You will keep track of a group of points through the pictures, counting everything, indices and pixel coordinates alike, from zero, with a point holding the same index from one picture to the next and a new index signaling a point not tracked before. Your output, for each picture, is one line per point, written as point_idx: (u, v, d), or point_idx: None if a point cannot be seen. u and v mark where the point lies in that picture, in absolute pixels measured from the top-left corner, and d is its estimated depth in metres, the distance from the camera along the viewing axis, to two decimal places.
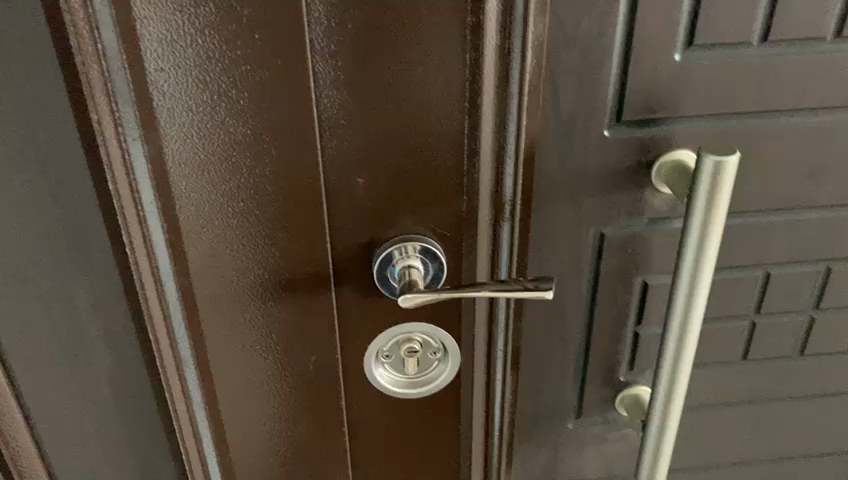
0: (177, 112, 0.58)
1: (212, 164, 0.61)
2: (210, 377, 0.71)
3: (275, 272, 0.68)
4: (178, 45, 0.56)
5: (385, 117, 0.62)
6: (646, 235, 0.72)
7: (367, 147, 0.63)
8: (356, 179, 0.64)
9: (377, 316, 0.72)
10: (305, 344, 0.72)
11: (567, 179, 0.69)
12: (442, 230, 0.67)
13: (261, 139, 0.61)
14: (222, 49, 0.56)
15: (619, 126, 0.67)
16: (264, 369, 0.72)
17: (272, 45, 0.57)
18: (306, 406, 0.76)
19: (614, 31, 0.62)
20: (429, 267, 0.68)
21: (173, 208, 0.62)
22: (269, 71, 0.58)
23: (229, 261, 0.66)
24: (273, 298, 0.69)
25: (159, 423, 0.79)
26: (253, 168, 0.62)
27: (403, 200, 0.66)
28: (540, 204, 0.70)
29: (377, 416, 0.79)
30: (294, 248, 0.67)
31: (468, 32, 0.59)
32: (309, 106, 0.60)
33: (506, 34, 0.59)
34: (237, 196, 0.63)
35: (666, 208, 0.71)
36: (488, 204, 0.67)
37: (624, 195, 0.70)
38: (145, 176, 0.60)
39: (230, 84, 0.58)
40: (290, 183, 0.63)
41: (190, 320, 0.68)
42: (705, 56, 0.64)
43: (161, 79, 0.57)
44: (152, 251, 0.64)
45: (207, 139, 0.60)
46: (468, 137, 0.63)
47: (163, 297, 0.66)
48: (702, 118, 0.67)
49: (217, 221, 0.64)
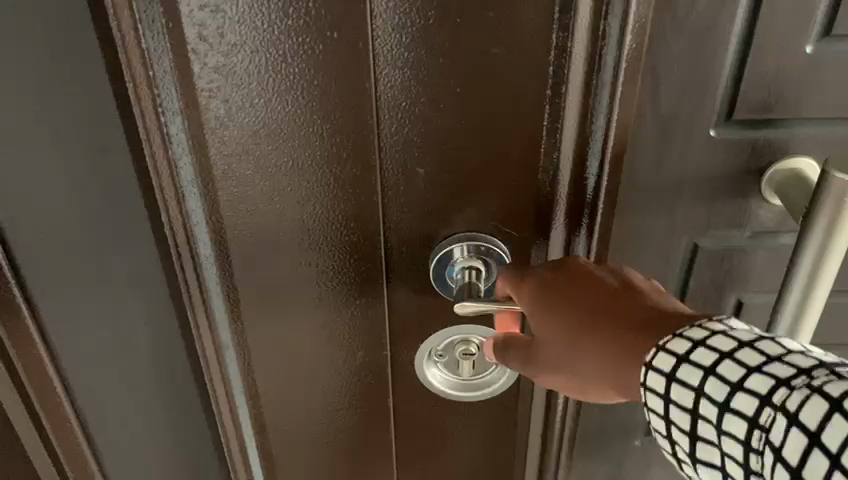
0: (219, 88, 0.52)
1: (258, 146, 0.55)
2: (249, 363, 0.67)
3: (322, 263, 0.61)
4: (223, 13, 0.49)
5: (452, 102, 0.54)
6: (746, 249, 0.63)
7: (429, 135, 0.55)
8: (417, 170, 0.57)
9: (433, 314, 0.66)
10: (351, 339, 0.66)
11: (660, 183, 0.60)
12: (510, 229, 0.60)
13: (312, 121, 0.54)
14: (274, 18, 0.49)
15: (729, 126, 0.57)
16: (308, 359, 0.67)
17: (331, 16, 0.50)
18: (350, 401, 0.70)
19: (734, 16, 0.52)
20: (492, 269, 0.61)
21: (214, 188, 0.57)
22: (325, 45, 0.51)
23: (273, 248, 0.60)
24: (320, 290, 0.63)
25: (199, 398, 0.75)
26: (302, 151, 0.55)
27: (468, 194, 0.58)
28: (627, 209, 0.61)
29: (429, 423, 0.73)
30: (344, 239, 0.60)
31: (558, 8, 0.50)
32: (367, 86, 0.53)
33: (602, 13, 0.50)
34: (284, 182, 0.57)
35: (774, 222, 0.62)
36: (564, 203, 0.59)
37: (726, 203, 0.60)
38: (185, 151, 0.55)
39: (278, 58, 0.51)
40: (341, 169, 0.56)
41: (230, 303, 0.63)
42: (842, 49, 0.54)
43: (204, 50, 0.50)
44: (193, 235, 0.59)
45: (252, 118, 0.53)
46: (548, 130, 0.55)
47: (202, 277, 0.61)
48: (830, 122, 0.57)
49: (261, 206, 0.58)
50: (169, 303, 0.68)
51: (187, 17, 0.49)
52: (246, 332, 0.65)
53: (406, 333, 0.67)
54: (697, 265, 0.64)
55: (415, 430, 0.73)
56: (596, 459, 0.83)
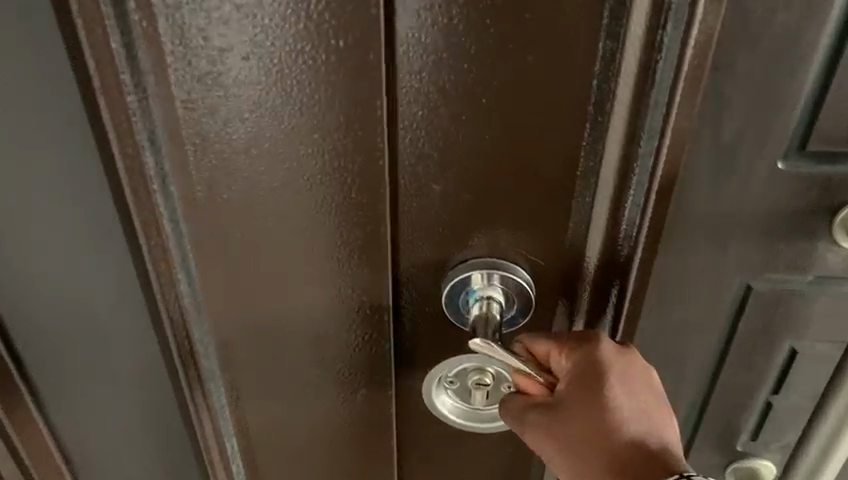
0: (204, 97, 0.45)
1: (249, 167, 0.48)
2: (236, 392, 0.61)
3: (320, 293, 0.54)
4: (206, 13, 0.42)
5: (476, 113, 0.46)
6: (806, 292, 0.55)
7: (448, 148, 0.47)
8: (433, 186, 0.49)
9: (441, 347, 0.59)
10: (350, 374, 0.60)
11: (711, 217, 0.52)
12: (535, 258, 0.52)
13: (312, 140, 0.47)
14: (269, 21, 0.42)
15: (800, 157, 0.49)
16: (301, 393, 0.61)
17: (335, 21, 0.42)
18: (348, 434, 0.64)
19: (819, 31, 0.44)
20: (513, 299, 0.53)
21: (199, 210, 0.50)
22: (329, 54, 0.43)
23: (265, 276, 0.53)
24: (317, 325, 0.56)
25: (180, 414, 0.69)
26: (299, 170, 0.48)
27: (489, 220, 0.51)
28: (670, 244, 0.53)
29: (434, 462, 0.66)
30: (345, 268, 0.53)
31: (607, 12, 0.42)
32: (375, 100, 0.45)
33: (659, 23, 0.42)
34: (279, 209, 0.50)
35: (842, 265, 0.53)
36: (600, 234, 0.51)
37: (790, 244, 0.52)
38: (166, 165, 0.48)
39: (272, 65, 0.44)
40: (344, 193, 0.49)
41: (216, 330, 0.57)
42: None
43: (186, 54, 0.43)
44: (174, 260, 0.53)
45: (242, 132, 0.46)
46: (586, 152, 0.47)
47: (182, 302, 0.55)
48: None
49: (251, 231, 0.51)
50: (152, 329, 0.62)
51: (166, 17, 0.42)
52: (234, 364, 0.59)
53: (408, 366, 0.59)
54: (747, 308, 0.56)
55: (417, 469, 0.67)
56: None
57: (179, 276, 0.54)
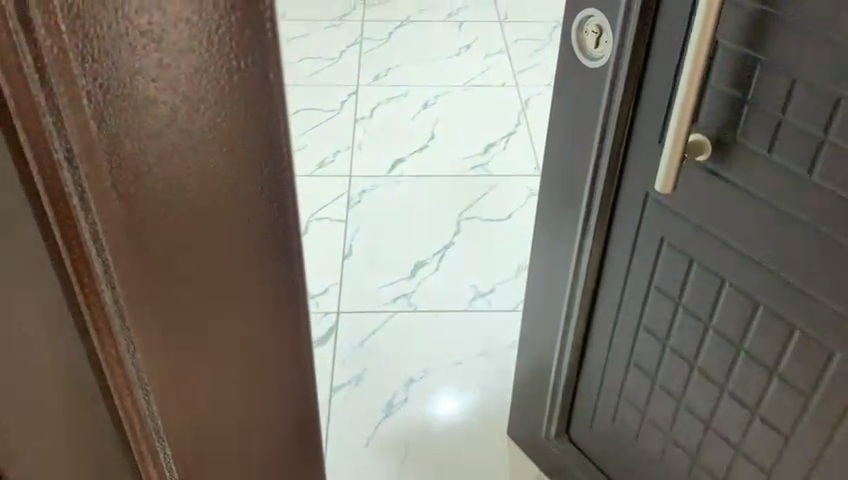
0: (106, 115, 0.45)
1: (163, 181, 0.48)
2: (150, 396, 0.58)
3: (226, 285, 0.56)
4: (107, 38, 0.42)
5: None
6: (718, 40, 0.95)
7: None
8: None
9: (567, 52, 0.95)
10: (263, 352, 0.61)
11: None
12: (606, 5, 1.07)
13: (219, 154, 0.49)
14: (178, 46, 0.44)
15: None
16: (219, 378, 0.61)
17: (234, 46, 0.45)
18: (263, 407, 0.65)
19: None
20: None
21: (109, 229, 0.49)
22: (229, 73, 0.46)
23: (174, 278, 0.53)
24: (237, 330, 0.58)
25: (119, 446, 0.62)
26: (200, 177, 0.49)
27: None
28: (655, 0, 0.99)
29: (580, 156, 1.20)
30: (248, 258, 0.55)
31: None
32: (271, 108, 0.48)
33: None
34: (197, 220, 0.51)
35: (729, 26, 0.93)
36: None
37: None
38: (76, 186, 0.46)
39: (170, 82, 0.45)
40: (244, 189, 0.51)
41: (138, 339, 0.55)
42: None
43: (100, 79, 0.43)
44: (96, 271, 0.50)
45: (149, 148, 0.47)
46: None
47: (104, 311, 0.52)
48: None
49: (160, 238, 0.51)
50: (91, 375, 0.56)
51: (80, 43, 0.41)
52: (163, 383, 0.58)
53: (576, 95, 1.16)
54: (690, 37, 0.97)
55: (571, 162, 1.22)
56: (636, 204, 1.17)
57: (109, 301, 0.52)
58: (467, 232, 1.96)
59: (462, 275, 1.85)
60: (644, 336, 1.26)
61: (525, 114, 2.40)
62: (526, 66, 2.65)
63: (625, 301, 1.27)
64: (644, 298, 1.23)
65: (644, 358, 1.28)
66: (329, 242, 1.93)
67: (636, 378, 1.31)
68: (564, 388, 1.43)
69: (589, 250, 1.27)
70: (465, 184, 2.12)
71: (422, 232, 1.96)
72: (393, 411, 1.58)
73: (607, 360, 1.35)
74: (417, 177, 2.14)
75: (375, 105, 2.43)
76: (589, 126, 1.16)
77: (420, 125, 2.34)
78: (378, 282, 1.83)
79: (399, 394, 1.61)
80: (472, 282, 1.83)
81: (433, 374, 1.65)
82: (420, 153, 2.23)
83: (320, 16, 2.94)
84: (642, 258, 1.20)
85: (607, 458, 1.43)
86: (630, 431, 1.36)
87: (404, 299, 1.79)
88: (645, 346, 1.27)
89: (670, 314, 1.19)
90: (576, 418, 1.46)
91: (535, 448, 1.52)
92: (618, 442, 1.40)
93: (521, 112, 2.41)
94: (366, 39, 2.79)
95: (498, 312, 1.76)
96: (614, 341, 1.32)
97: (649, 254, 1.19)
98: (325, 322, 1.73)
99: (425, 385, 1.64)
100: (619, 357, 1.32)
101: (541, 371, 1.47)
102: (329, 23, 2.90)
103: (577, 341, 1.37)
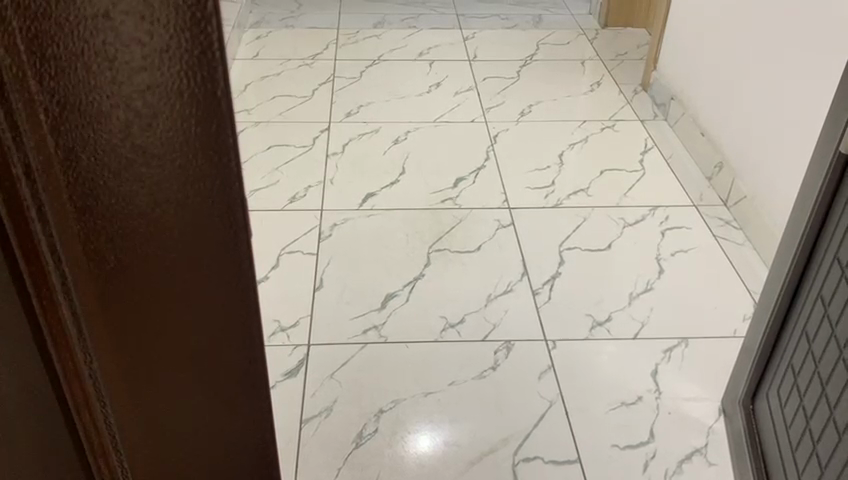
0: (65, 129, 0.50)
1: (115, 191, 0.53)
2: (108, 393, 0.63)
3: (181, 293, 0.59)
4: (59, 60, 0.47)
5: None
6: None
7: None
8: None
9: None
10: (215, 361, 0.64)
11: None
12: None
13: (167, 169, 0.53)
14: (129, 64, 0.48)
15: None
16: (174, 378, 0.64)
17: (181, 63, 0.49)
18: (211, 413, 0.68)
19: None
20: None
21: (68, 237, 0.53)
22: (180, 92, 0.50)
23: (131, 280, 0.57)
24: (196, 336, 0.62)
25: (69, 447, 0.65)
26: (155, 188, 0.53)
27: None
28: None
29: (831, 131, 1.15)
30: (198, 269, 0.58)
31: None
32: (216, 126, 0.52)
33: None
34: (149, 230, 0.55)
35: None
36: None
37: None
38: (34, 200, 0.50)
39: (118, 102, 0.49)
40: (193, 205, 0.55)
41: (97, 337, 0.59)
42: None
43: (58, 96, 0.48)
44: (52, 283, 0.54)
45: (105, 163, 0.51)
46: None
47: (59, 315, 0.56)
48: None
49: (114, 245, 0.55)
50: (42, 376, 0.60)
51: (37, 63, 0.47)
52: (118, 379, 0.63)
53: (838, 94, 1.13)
54: None
55: (823, 136, 1.17)
56: None
57: (66, 307, 0.56)
58: (437, 265, 1.98)
59: (431, 306, 1.86)
60: (817, 307, 1.18)
61: (494, 150, 2.45)
62: (494, 104, 2.71)
63: (816, 276, 1.20)
64: (828, 269, 1.14)
65: (810, 328, 1.20)
66: (300, 274, 1.95)
67: (799, 350, 1.23)
68: (757, 357, 1.40)
69: (805, 221, 1.21)
70: (437, 218, 2.15)
71: (392, 265, 1.98)
72: (365, 441, 1.54)
73: (789, 336, 1.29)
74: (388, 211, 2.17)
75: (346, 141, 2.47)
76: (833, 126, 1.14)
77: (391, 161, 2.38)
78: (350, 314, 1.84)
79: (369, 425, 1.58)
80: (442, 313, 1.84)
81: (402, 404, 1.62)
82: (391, 187, 2.26)
83: (293, 55, 3.00)
84: (835, 241, 1.13)
85: (767, 430, 1.38)
86: (783, 399, 1.30)
87: (375, 331, 1.79)
88: (816, 313, 1.18)
89: (836, 280, 1.11)
90: (761, 399, 1.42)
91: (734, 422, 1.53)
92: (775, 417, 1.34)
93: (490, 148, 2.46)
94: (337, 77, 2.84)
95: (469, 343, 1.77)
96: (794, 327, 1.27)
97: (839, 238, 1.11)
98: (296, 355, 1.72)
99: (395, 414, 1.61)
100: (796, 330, 1.26)
101: (747, 353, 1.46)
102: (301, 62, 2.95)
103: (772, 312, 1.33)
